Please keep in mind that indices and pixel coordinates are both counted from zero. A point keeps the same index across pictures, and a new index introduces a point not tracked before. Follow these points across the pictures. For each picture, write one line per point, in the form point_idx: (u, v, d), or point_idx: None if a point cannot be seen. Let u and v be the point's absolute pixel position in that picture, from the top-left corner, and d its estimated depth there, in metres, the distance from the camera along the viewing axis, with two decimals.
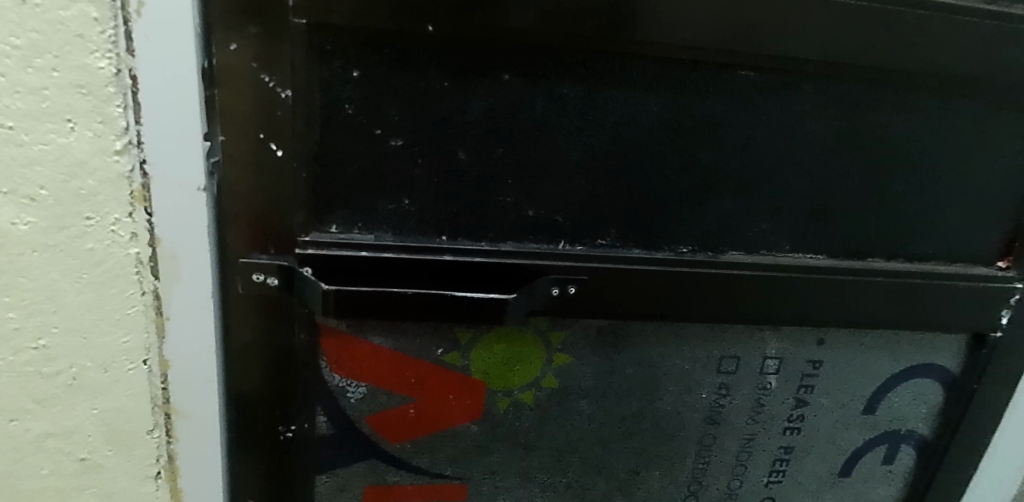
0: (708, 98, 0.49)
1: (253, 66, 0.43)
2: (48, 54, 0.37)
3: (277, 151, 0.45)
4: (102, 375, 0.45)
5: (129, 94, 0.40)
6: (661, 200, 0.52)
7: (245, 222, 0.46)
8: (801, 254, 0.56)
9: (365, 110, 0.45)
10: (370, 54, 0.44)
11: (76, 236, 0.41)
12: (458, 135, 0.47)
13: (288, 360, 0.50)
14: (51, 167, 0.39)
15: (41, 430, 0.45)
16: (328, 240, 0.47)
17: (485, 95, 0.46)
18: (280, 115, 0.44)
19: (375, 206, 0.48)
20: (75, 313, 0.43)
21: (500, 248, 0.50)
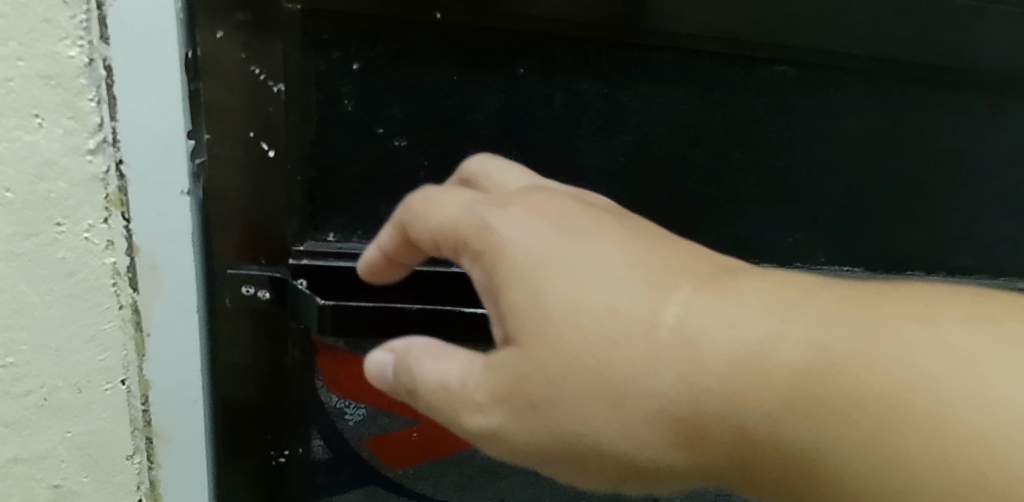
0: (741, 97, 0.45)
1: (241, 56, 0.39)
2: (13, 40, 0.32)
3: (269, 150, 0.42)
4: (76, 396, 0.41)
5: (104, 86, 0.35)
6: (684, 208, 0.48)
7: (234, 230, 0.43)
8: (836, 268, 0.52)
9: (367, 110, 0.42)
10: (373, 45, 0.40)
11: (46, 244, 0.36)
12: (467, 136, 0.44)
13: (280, 375, 0.48)
14: (18, 167, 0.34)
15: (8, 456, 0.41)
16: (324, 249, 0.45)
17: (497, 91, 0.43)
18: (272, 111, 0.41)
19: (377, 213, 0.45)
20: (46, 329, 0.38)
21: None
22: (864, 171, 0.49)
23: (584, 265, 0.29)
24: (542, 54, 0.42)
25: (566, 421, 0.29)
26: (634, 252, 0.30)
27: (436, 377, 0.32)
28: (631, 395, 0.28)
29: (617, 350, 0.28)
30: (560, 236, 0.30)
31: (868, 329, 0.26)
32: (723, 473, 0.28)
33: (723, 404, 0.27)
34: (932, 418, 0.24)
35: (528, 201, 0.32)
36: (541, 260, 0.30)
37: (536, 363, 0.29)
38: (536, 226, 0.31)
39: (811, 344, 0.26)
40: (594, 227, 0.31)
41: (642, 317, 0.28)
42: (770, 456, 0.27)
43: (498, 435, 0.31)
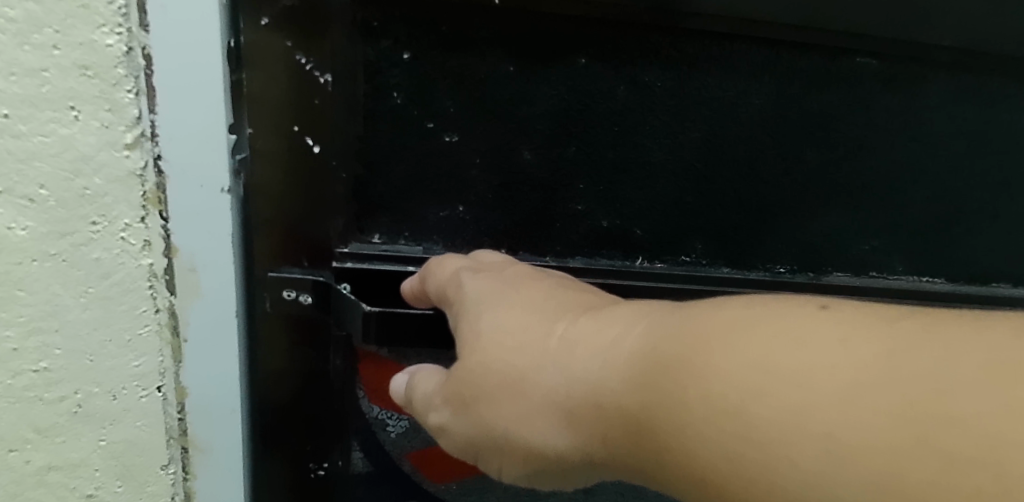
0: (817, 91, 0.42)
1: (286, 44, 0.37)
2: (49, 28, 0.31)
3: (314, 146, 0.39)
4: (111, 403, 0.39)
5: (142, 76, 0.33)
6: (753, 210, 0.45)
7: (277, 232, 0.41)
8: (915, 278, 0.50)
9: (418, 104, 0.40)
10: (425, 33, 0.38)
11: (81, 243, 0.35)
12: (522, 131, 0.41)
13: (321, 385, 0.46)
14: (52, 162, 0.33)
15: (43, 462, 0.39)
16: (369, 252, 0.43)
17: (557, 82, 0.40)
18: (318, 104, 0.38)
19: (424, 215, 0.43)
20: (81, 333, 0.37)
21: (567, 264, 0.45)
22: (938, 170, 0.47)
23: (516, 301, 0.35)
24: (604, 43, 0.39)
25: (484, 414, 0.34)
26: (565, 297, 0.35)
27: (419, 388, 0.38)
28: (526, 388, 0.32)
29: (515, 352, 0.33)
30: (504, 286, 0.36)
31: (691, 314, 0.29)
32: (590, 449, 0.31)
33: (587, 390, 0.30)
34: (716, 372, 0.26)
35: (502, 269, 0.39)
36: (478, 299, 0.36)
37: (464, 368, 0.34)
38: (493, 279, 0.37)
39: (651, 332, 0.29)
40: (543, 286, 0.36)
41: (541, 330, 0.33)
42: (611, 422, 0.30)
43: (446, 432, 0.37)
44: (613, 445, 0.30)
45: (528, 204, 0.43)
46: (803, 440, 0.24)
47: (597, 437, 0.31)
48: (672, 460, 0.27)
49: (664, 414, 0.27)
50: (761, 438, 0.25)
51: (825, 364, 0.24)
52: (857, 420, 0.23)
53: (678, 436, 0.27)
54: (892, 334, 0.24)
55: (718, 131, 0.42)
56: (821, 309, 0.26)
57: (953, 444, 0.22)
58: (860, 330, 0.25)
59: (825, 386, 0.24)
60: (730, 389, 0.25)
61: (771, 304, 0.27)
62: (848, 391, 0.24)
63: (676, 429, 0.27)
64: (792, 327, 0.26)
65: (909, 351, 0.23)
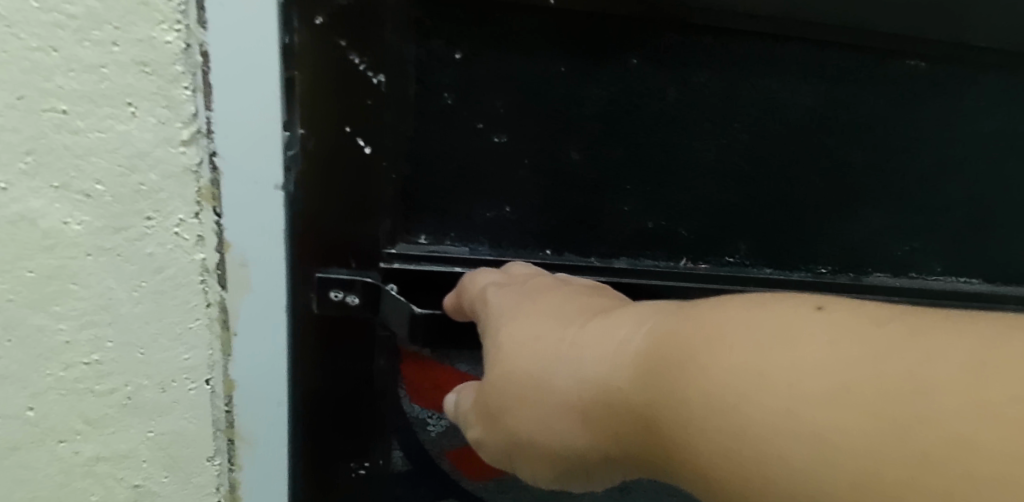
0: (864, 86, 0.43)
1: (340, 44, 0.37)
2: (108, 25, 0.32)
3: (365, 147, 0.39)
4: (160, 395, 0.40)
5: (200, 73, 0.33)
6: (789, 206, 0.46)
7: (320, 234, 0.41)
8: (955, 279, 0.52)
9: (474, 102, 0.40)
10: (477, 32, 0.39)
11: (136, 238, 0.36)
12: (569, 131, 0.42)
13: (364, 385, 0.46)
14: (110, 158, 0.34)
15: (92, 453, 0.42)
16: (417, 252, 0.43)
17: (608, 84, 0.41)
18: (370, 104, 0.39)
19: (471, 215, 0.44)
20: (132, 325, 0.38)
21: (612, 265, 0.46)
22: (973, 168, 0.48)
23: (532, 308, 0.35)
24: (656, 44, 0.40)
25: (506, 419, 0.34)
26: (581, 302, 0.35)
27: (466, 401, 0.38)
28: (541, 389, 0.32)
29: (527, 355, 0.33)
30: (524, 296, 0.37)
31: (693, 311, 0.29)
32: (606, 447, 0.31)
33: (599, 388, 0.31)
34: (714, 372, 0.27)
35: (526, 280, 0.39)
36: (497, 311, 0.37)
37: (487, 377, 0.35)
38: (514, 291, 0.38)
39: (656, 330, 0.30)
40: (563, 295, 0.37)
41: (553, 333, 0.33)
42: (622, 420, 0.30)
43: (484, 444, 0.36)
44: (626, 442, 0.31)
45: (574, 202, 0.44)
46: (792, 440, 0.25)
47: (610, 433, 0.31)
48: (682, 460, 0.28)
49: (668, 411, 0.28)
50: (757, 432, 0.25)
51: (814, 363, 0.25)
52: (842, 417, 0.24)
53: (685, 436, 0.27)
54: (881, 334, 0.25)
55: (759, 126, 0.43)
56: (816, 310, 0.26)
57: (928, 440, 0.22)
58: (848, 331, 0.25)
59: (815, 381, 0.25)
60: (725, 388, 0.26)
61: (769, 303, 0.27)
62: (836, 388, 0.24)
63: (681, 429, 0.27)
64: (784, 327, 0.26)
65: (893, 350, 0.24)
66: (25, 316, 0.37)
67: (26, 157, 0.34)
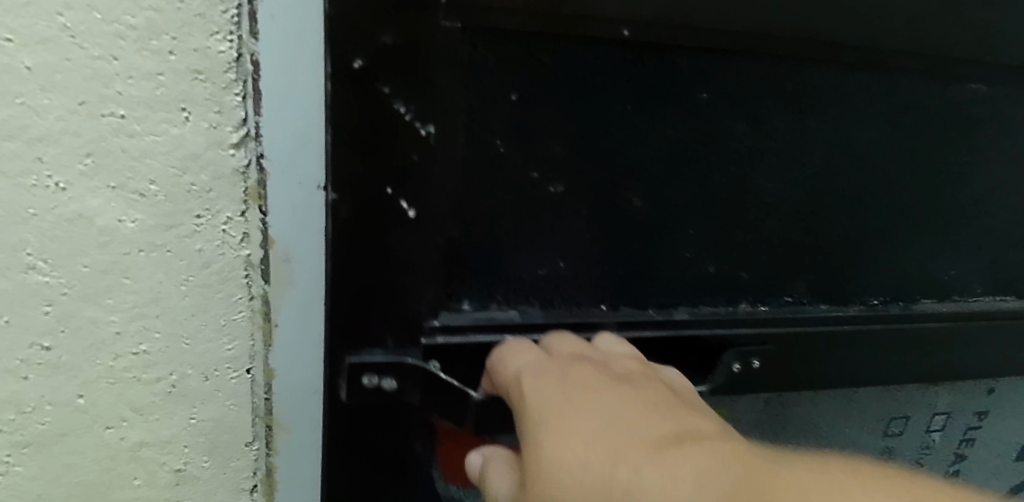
0: (864, 93, 0.49)
1: (385, 92, 0.39)
2: (166, 35, 0.34)
3: (408, 210, 0.42)
4: (203, 383, 0.43)
5: (250, 81, 0.36)
6: (824, 235, 0.54)
7: (357, 308, 0.43)
8: (990, 297, 0.61)
9: (527, 155, 0.44)
10: (532, 76, 0.42)
11: (186, 235, 0.38)
12: (634, 176, 0.47)
13: (398, 460, 0.49)
14: (163, 160, 0.36)
15: (136, 439, 0.44)
16: (463, 322, 0.46)
17: (674, 117, 0.46)
18: (415, 159, 0.41)
19: (525, 273, 0.47)
20: (179, 317, 0.40)
21: (672, 315, 0.51)
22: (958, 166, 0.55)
23: (582, 428, 0.35)
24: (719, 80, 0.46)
25: None
26: (633, 424, 0.35)
27: (491, 476, 0.41)
28: None
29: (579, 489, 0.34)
30: (570, 407, 0.37)
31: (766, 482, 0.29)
32: None
33: None
34: None
35: (567, 368, 0.41)
36: (543, 420, 0.37)
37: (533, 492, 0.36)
38: (559, 390, 0.39)
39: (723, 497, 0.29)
40: (613, 406, 0.37)
41: (606, 472, 0.33)
42: None
43: None
44: None
45: (637, 249, 0.49)
46: None
47: None
48: None
49: None
50: None
51: None
52: None
53: None
54: None
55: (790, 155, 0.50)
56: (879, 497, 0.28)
57: None
58: None
59: None
60: None
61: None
62: None
63: None
64: None
65: None
66: (79, 309, 0.40)
67: (85, 159, 0.36)
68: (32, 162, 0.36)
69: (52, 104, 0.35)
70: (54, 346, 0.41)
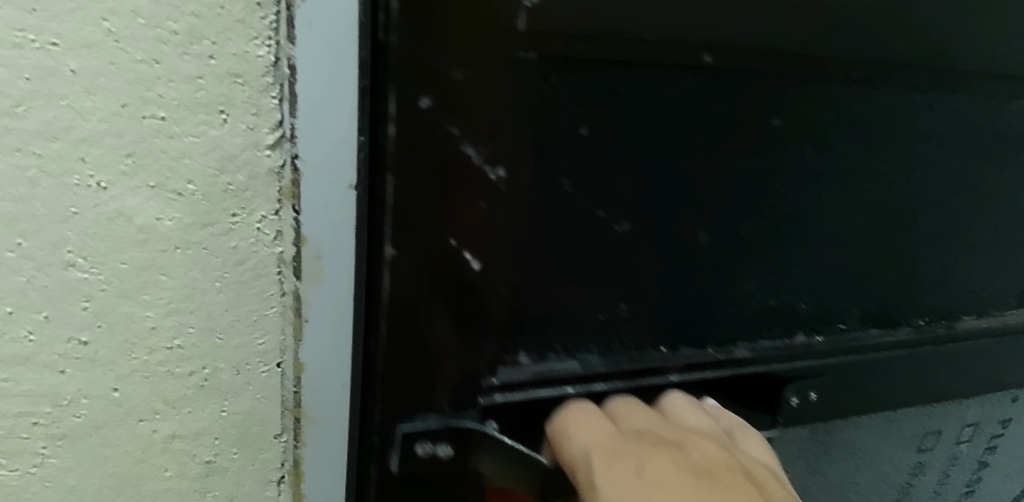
0: (860, 103, 0.56)
1: (456, 134, 0.42)
2: (206, 40, 0.35)
3: (474, 265, 0.47)
4: (235, 377, 0.44)
5: (286, 84, 0.37)
6: (850, 242, 0.62)
7: (417, 370, 0.49)
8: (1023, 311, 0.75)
9: (586, 195, 0.50)
10: (604, 107, 0.48)
11: (221, 232, 0.40)
12: (695, 214, 0.55)
13: None
14: (202, 160, 0.38)
15: (168, 432, 0.45)
16: (522, 376, 0.54)
17: (741, 144, 0.54)
18: (484, 205, 0.46)
19: (595, 312, 0.55)
20: (213, 312, 0.42)
21: (734, 355, 0.61)
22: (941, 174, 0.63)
23: None
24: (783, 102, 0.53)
25: None
26: None
27: None
28: None
29: None
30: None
31: None
32: None
33: None
34: None
35: (637, 470, 0.51)
36: None
37: None
38: (635, 490, 0.50)
39: None
40: None
41: None
42: None
43: None
44: None
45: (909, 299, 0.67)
46: None
47: None
48: None
49: None
50: None
51: None
52: None
53: None
54: None
55: (812, 182, 0.58)
56: None
57: None
58: None
59: None
60: None
61: None
62: None
63: None
64: None
65: None
66: (116, 304, 0.41)
67: (126, 159, 0.37)
68: (74, 162, 0.37)
69: (95, 106, 0.36)
70: (91, 341, 0.42)
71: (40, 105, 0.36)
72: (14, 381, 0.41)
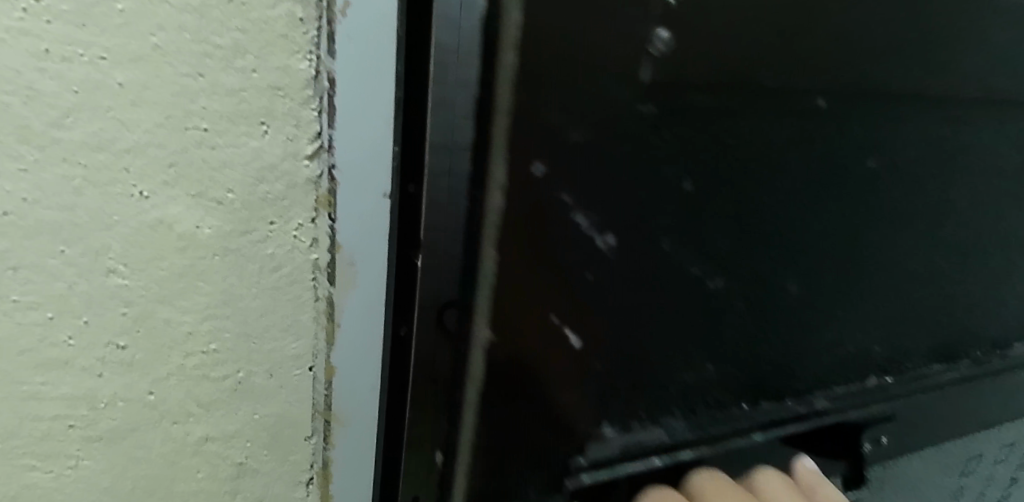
0: (898, 136, 0.59)
1: (561, 198, 0.44)
2: (249, 54, 0.37)
3: (570, 340, 0.48)
4: (268, 381, 0.45)
5: (326, 97, 0.39)
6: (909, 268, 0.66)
7: (494, 456, 0.48)
8: None
9: (685, 249, 0.51)
10: (708, 158, 0.50)
11: (259, 240, 0.41)
12: (792, 273, 0.58)
13: None
14: (242, 170, 0.39)
15: (201, 434, 0.46)
16: (607, 451, 0.53)
17: (849, 185, 0.58)
18: (587, 276, 0.47)
19: (691, 370, 0.56)
20: (249, 317, 0.43)
21: (820, 405, 0.64)
22: (970, 208, 0.68)
23: None
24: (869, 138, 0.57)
25: None
26: None
27: None
28: None
29: None
30: None
31: None
32: None
33: None
34: None
35: None
36: None
37: None
38: None
39: None
40: None
41: None
42: None
43: None
44: None
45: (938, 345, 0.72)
46: None
47: None
48: None
49: None
50: None
51: None
52: None
53: None
54: None
55: (871, 234, 0.61)
56: None
57: None
58: None
59: None
60: None
61: None
62: None
63: None
64: None
65: None
66: (155, 310, 0.42)
67: (168, 169, 0.39)
68: (118, 172, 0.38)
69: (140, 118, 0.37)
70: (130, 346, 0.42)
71: (87, 116, 0.37)
72: (53, 384, 0.42)
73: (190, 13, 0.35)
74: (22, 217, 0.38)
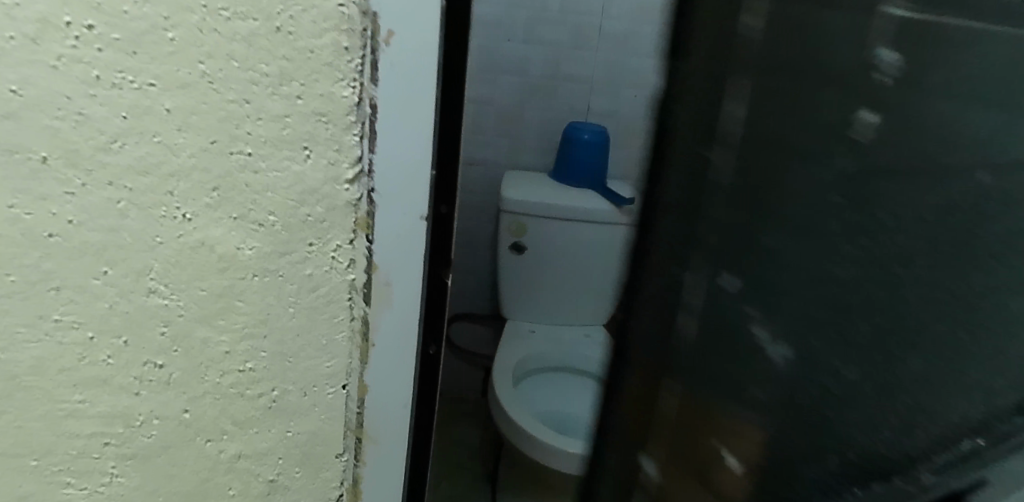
0: None
1: (703, 269, 0.43)
2: (295, 82, 0.37)
3: (678, 391, 0.47)
4: (302, 398, 0.46)
5: (368, 123, 0.39)
6: None
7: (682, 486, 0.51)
8: None
9: (814, 325, 0.46)
10: (836, 202, 0.42)
11: (298, 261, 0.41)
12: (943, 383, 0.51)
13: None
14: (283, 193, 0.40)
15: (235, 451, 0.47)
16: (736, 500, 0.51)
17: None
18: (723, 340, 0.45)
19: (823, 432, 0.50)
20: (285, 337, 0.44)
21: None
22: None
23: None
24: None
25: None
26: None
27: None
28: None
29: None
30: None
31: None
32: None
33: None
34: None
35: None
36: None
37: None
38: None
39: None
40: None
41: None
42: None
43: None
44: None
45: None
46: None
47: None
48: None
49: None
50: None
51: None
52: None
53: None
54: None
55: None
56: None
57: None
58: None
59: None
60: None
61: None
62: None
63: None
64: None
65: None
66: (193, 330, 0.43)
67: (211, 192, 0.39)
68: (162, 195, 0.39)
69: (186, 143, 0.38)
70: (167, 364, 0.44)
71: (134, 141, 0.38)
72: (90, 402, 0.44)
73: (239, 42, 0.36)
74: (67, 238, 0.40)
